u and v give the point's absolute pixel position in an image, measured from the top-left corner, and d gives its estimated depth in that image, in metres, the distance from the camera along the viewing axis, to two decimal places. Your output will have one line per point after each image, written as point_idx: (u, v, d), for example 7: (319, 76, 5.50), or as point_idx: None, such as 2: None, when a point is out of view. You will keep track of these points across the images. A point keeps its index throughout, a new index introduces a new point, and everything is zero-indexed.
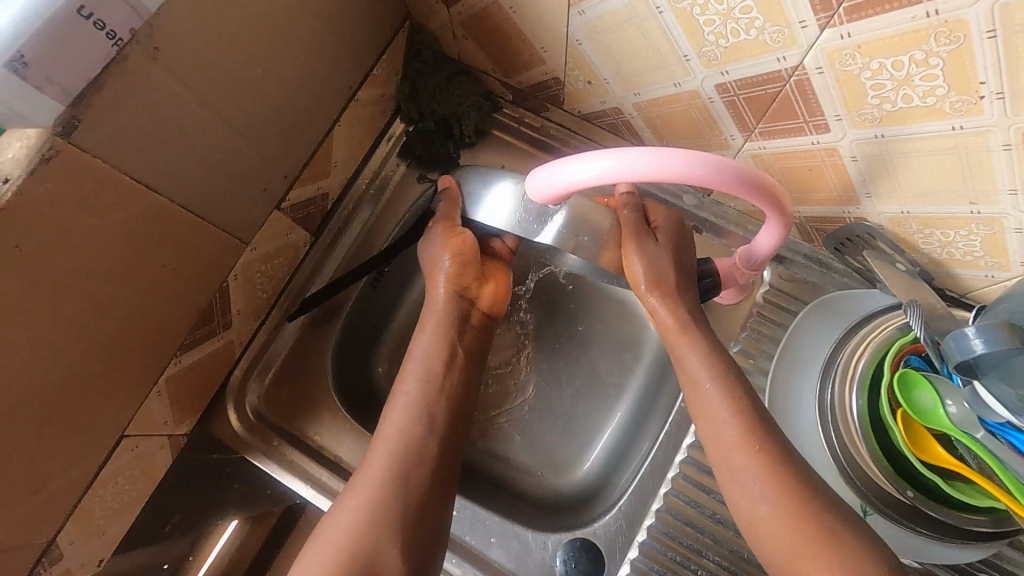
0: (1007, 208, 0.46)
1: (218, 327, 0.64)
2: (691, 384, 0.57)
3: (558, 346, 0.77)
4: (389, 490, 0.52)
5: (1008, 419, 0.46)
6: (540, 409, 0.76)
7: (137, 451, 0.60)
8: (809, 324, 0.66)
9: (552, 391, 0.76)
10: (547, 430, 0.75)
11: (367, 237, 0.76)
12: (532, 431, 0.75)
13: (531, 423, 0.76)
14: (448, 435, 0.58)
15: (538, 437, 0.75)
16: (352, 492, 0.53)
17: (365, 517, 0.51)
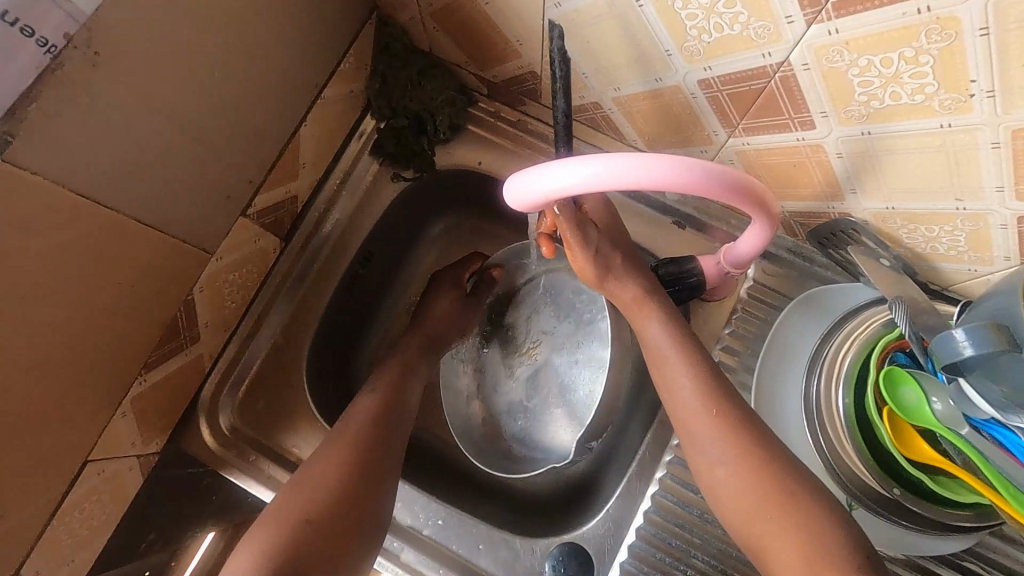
0: (992, 205, 0.45)
1: (185, 341, 0.61)
2: (659, 351, 0.57)
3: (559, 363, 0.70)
4: (308, 527, 0.50)
5: (992, 415, 0.46)
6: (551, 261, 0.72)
7: (104, 475, 0.57)
8: (793, 319, 0.65)
9: (534, 390, 0.72)
10: (572, 292, 0.71)
11: (340, 241, 0.73)
12: (585, 358, 0.68)
13: (577, 382, 0.68)
14: (373, 481, 0.55)
15: (581, 341, 0.69)
16: (272, 518, 0.51)
17: (275, 541, 0.48)
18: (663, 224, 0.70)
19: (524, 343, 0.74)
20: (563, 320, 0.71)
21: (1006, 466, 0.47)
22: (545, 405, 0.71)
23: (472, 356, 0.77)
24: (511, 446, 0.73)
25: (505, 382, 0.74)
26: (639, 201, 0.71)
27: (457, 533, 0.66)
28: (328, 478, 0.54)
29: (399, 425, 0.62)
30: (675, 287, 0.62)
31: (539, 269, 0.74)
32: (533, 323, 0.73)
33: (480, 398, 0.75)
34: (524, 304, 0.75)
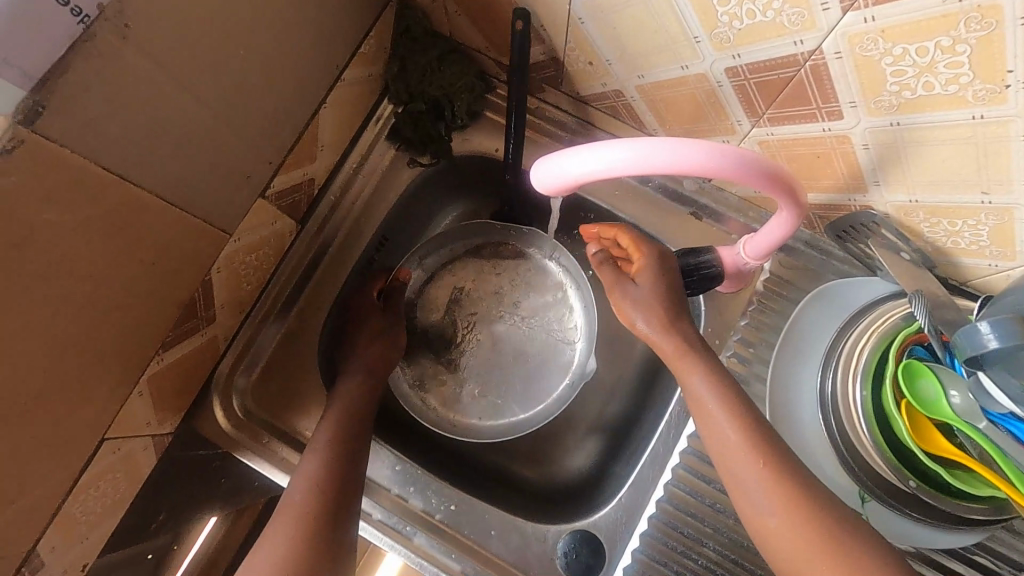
0: (1019, 199, 0.45)
1: (201, 322, 0.60)
2: (702, 401, 0.57)
3: (524, 321, 0.76)
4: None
5: (1010, 409, 0.46)
6: (465, 239, 0.78)
7: (120, 453, 0.57)
8: (811, 313, 0.66)
9: (516, 355, 0.75)
10: (496, 261, 0.78)
11: (355, 226, 0.72)
12: (556, 293, 0.77)
13: (555, 315, 0.76)
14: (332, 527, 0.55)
15: (543, 283, 0.77)
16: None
17: None
18: (680, 215, 0.70)
19: (457, 331, 0.76)
20: (499, 286, 0.77)
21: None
22: (536, 353, 0.76)
23: (424, 365, 0.76)
24: (519, 424, 0.74)
25: (455, 376, 0.75)
26: (656, 191, 0.71)
27: (468, 520, 0.66)
28: (283, 532, 0.54)
29: (351, 481, 0.59)
30: (691, 279, 0.63)
31: (449, 254, 0.78)
32: (461, 308, 0.76)
33: (441, 405, 0.74)
34: (444, 290, 0.77)
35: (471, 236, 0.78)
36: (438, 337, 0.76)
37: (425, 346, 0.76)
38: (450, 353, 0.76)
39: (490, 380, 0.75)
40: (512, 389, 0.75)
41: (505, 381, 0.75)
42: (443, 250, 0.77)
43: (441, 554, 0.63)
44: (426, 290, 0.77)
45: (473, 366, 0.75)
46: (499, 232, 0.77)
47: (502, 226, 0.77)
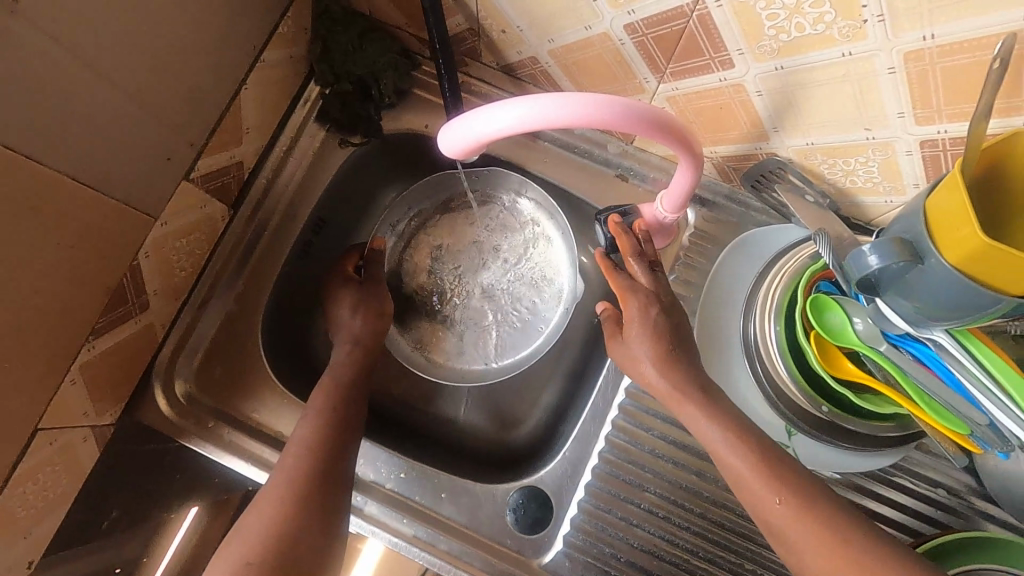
0: (897, 132, 0.49)
1: (134, 309, 0.60)
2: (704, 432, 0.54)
3: (510, 261, 0.77)
4: (269, 538, 0.52)
5: (907, 330, 0.52)
6: (431, 197, 0.80)
7: (58, 444, 0.57)
8: (732, 261, 0.69)
9: (509, 296, 0.77)
10: (467, 213, 0.79)
11: (290, 207, 0.73)
12: (538, 224, 0.77)
13: (537, 249, 0.77)
14: (329, 483, 0.57)
15: (517, 221, 0.78)
16: (232, 541, 0.53)
17: (242, 558, 0.50)
18: (608, 177, 0.73)
19: (445, 288, 0.77)
20: (474, 235, 0.78)
21: (923, 379, 0.52)
22: (529, 289, 0.77)
23: (422, 324, 0.77)
24: (523, 358, 0.76)
25: (452, 328, 0.77)
26: (583, 156, 0.73)
27: (418, 486, 0.67)
28: (283, 490, 0.55)
29: (345, 446, 0.61)
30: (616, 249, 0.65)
31: (419, 217, 0.79)
32: (445, 266, 0.78)
33: (447, 358, 0.76)
34: (425, 250, 0.78)
35: (437, 192, 0.80)
36: (430, 291, 0.77)
37: (419, 304, 0.77)
38: (444, 307, 0.77)
39: (490, 323, 0.77)
40: (513, 331, 0.76)
41: (506, 323, 0.77)
42: (421, 209, 0.79)
43: (394, 520, 0.65)
44: (413, 247, 0.79)
45: (470, 316, 0.77)
46: (462, 185, 0.79)
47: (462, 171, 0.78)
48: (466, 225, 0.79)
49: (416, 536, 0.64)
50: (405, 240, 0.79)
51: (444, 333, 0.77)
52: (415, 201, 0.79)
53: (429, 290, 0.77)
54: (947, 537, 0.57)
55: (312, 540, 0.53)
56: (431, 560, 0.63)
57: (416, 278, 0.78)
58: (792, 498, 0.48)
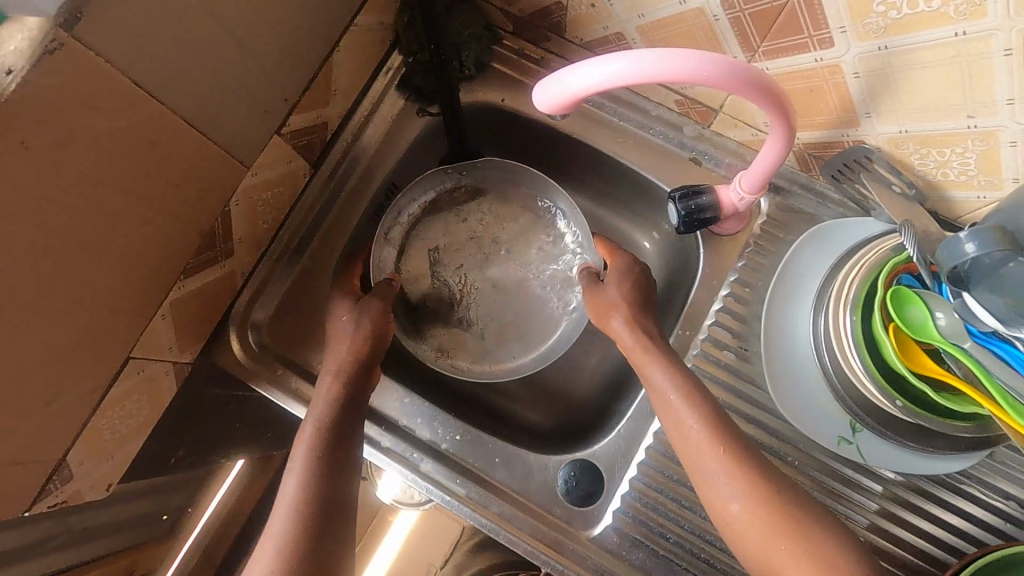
0: (1004, 120, 0.47)
1: (220, 254, 0.64)
2: (664, 394, 0.60)
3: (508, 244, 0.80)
4: (296, 534, 0.51)
5: (995, 329, 0.49)
6: (421, 193, 0.78)
7: (144, 374, 0.60)
8: (805, 252, 0.66)
9: (522, 287, 0.79)
10: (456, 209, 0.80)
11: (366, 171, 0.76)
12: (535, 211, 0.80)
13: (536, 229, 0.80)
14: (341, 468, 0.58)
15: (508, 206, 0.80)
16: (264, 542, 0.52)
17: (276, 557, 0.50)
18: (681, 160, 0.72)
19: (453, 289, 0.78)
20: (470, 232, 0.80)
21: (1010, 381, 0.49)
22: (538, 277, 0.79)
23: (436, 327, 0.77)
24: (547, 347, 0.78)
25: (468, 327, 0.78)
26: (656, 137, 0.73)
27: (472, 449, 0.69)
28: (299, 481, 0.55)
29: (353, 428, 0.61)
30: (690, 221, 0.63)
31: (410, 220, 0.78)
32: (447, 267, 0.78)
33: (474, 357, 0.78)
34: (422, 253, 0.78)
35: (424, 192, 0.78)
36: (435, 290, 0.78)
37: (427, 306, 0.78)
38: (459, 308, 0.78)
39: (502, 308, 0.79)
40: (529, 320, 0.79)
41: (519, 310, 0.79)
42: (417, 209, 0.78)
43: (446, 479, 0.66)
44: (415, 249, 0.78)
45: (484, 308, 0.78)
46: (448, 179, 0.79)
47: (450, 167, 0.77)
48: (462, 225, 0.80)
49: (467, 496, 0.65)
50: (405, 234, 0.78)
51: (455, 331, 0.78)
52: (410, 205, 0.78)
53: (432, 289, 0.78)
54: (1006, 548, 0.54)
55: (336, 528, 0.54)
56: (475, 515, 0.64)
57: (422, 283, 0.78)
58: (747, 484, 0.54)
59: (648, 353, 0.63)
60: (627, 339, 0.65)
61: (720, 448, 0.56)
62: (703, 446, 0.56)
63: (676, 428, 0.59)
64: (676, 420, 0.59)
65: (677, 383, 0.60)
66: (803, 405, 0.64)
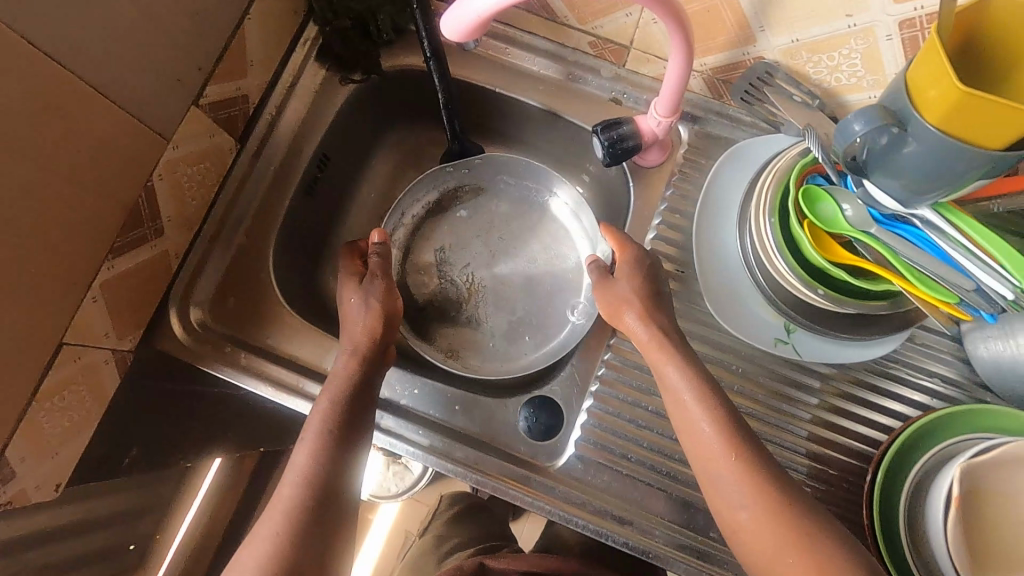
0: (878, 15, 0.52)
1: (149, 233, 0.62)
2: (676, 391, 0.59)
3: (511, 241, 0.81)
4: (298, 521, 0.52)
5: (895, 211, 0.56)
6: (426, 194, 0.83)
7: (81, 363, 0.58)
8: (724, 173, 0.70)
9: (528, 282, 0.80)
10: (461, 209, 0.83)
11: (294, 143, 0.75)
12: (540, 206, 0.82)
13: (542, 225, 0.82)
14: (347, 458, 0.58)
15: (514, 203, 0.83)
16: (263, 524, 0.52)
17: (275, 542, 0.50)
18: (602, 102, 0.75)
19: (460, 286, 0.80)
20: (476, 231, 0.82)
21: (909, 253, 0.55)
22: (543, 271, 0.80)
23: (445, 327, 0.79)
24: (553, 338, 0.76)
25: (478, 326, 0.79)
26: (579, 82, 0.75)
27: (453, 409, 0.69)
28: (301, 470, 0.56)
29: (360, 420, 0.62)
30: (615, 151, 0.66)
31: (414, 222, 0.82)
32: (452, 266, 0.81)
33: (485, 353, 0.78)
34: (427, 253, 0.82)
35: (427, 193, 0.83)
36: (444, 291, 0.80)
37: (437, 308, 0.79)
38: (467, 304, 0.80)
39: (512, 305, 0.79)
40: (542, 316, 0.78)
41: (528, 306, 0.79)
42: (423, 211, 0.83)
43: (410, 432, 0.67)
44: (423, 250, 0.82)
45: (494, 305, 0.79)
46: (451, 179, 0.83)
47: (450, 165, 0.82)
48: (468, 224, 0.83)
49: (432, 446, 0.66)
50: (410, 236, 0.82)
51: (466, 330, 0.79)
52: (415, 205, 0.82)
53: (443, 287, 0.80)
54: (933, 413, 0.61)
55: (336, 515, 0.54)
56: (464, 473, 0.65)
57: (430, 281, 0.80)
58: (741, 461, 0.54)
59: (657, 338, 0.61)
60: (640, 332, 0.62)
61: (704, 402, 0.57)
62: (715, 452, 0.55)
63: (675, 406, 0.59)
64: (676, 400, 0.58)
65: (684, 368, 0.59)
66: (739, 313, 0.68)
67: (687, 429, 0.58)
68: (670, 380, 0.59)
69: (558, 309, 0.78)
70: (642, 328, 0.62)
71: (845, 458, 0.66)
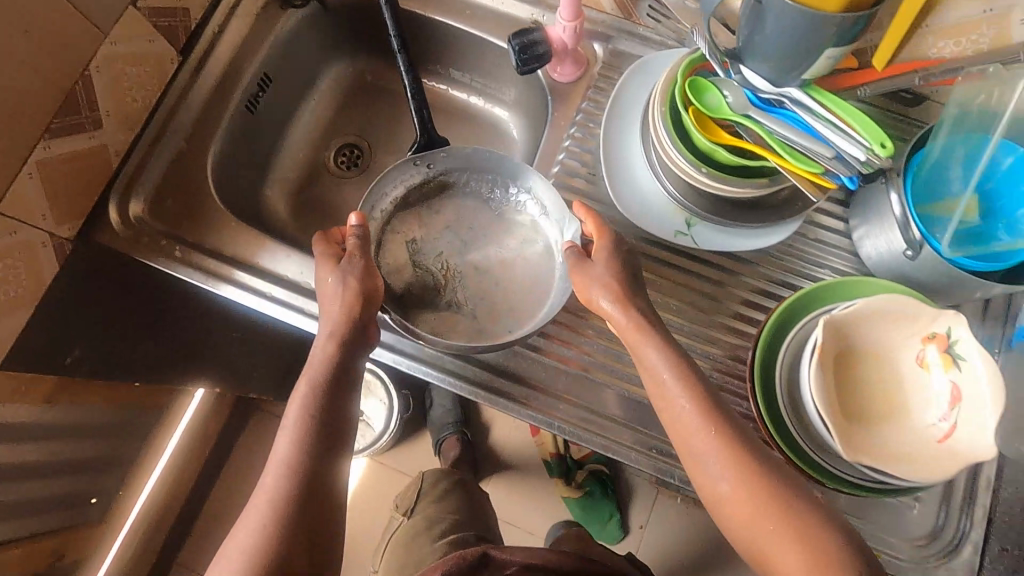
0: None
1: (87, 122, 0.67)
2: (657, 374, 0.59)
3: (485, 227, 0.77)
4: (279, 515, 0.56)
5: (768, 93, 0.61)
6: (391, 188, 0.77)
7: (18, 238, 0.63)
8: (634, 80, 0.74)
9: (505, 265, 0.75)
10: (427, 203, 0.78)
11: (235, 61, 0.79)
12: (510, 191, 0.77)
13: (513, 208, 0.77)
14: (328, 449, 0.60)
15: (483, 189, 0.78)
16: (251, 509, 0.57)
17: (258, 534, 0.55)
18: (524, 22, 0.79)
19: (437, 274, 0.75)
20: (445, 222, 0.78)
21: (781, 130, 0.59)
22: (518, 254, 0.76)
23: (426, 317, 0.72)
24: (541, 318, 0.71)
25: (459, 310, 0.73)
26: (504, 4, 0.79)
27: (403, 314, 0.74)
28: (283, 460, 0.59)
29: (341, 404, 0.62)
30: (525, 56, 0.71)
31: (384, 215, 0.76)
32: (426, 256, 0.76)
33: (470, 340, 0.72)
34: (398, 245, 0.76)
35: (394, 187, 0.77)
36: (421, 278, 0.74)
37: (418, 296, 0.73)
38: (447, 290, 0.74)
39: (492, 287, 0.74)
40: (522, 299, 0.73)
41: (508, 286, 0.74)
42: (389, 207, 0.77)
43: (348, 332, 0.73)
44: (392, 241, 0.76)
45: (473, 289, 0.74)
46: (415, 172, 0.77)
47: (417, 158, 0.76)
48: (435, 218, 0.78)
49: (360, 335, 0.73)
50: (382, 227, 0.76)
51: (448, 316, 0.73)
52: (381, 203, 0.76)
53: (420, 273, 0.74)
54: (805, 290, 0.64)
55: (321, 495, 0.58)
56: (475, 391, 0.71)
57: (407, 272, 0.74)
58: (706, 426, 0.56)
59: (639, 325, 0.61)
60: (621, 316, 0.62)
61: (677, 372, 0.58)
62: (692, 425, 0.57)
63: (653, 380, 0.60)
64: (653, 373, 0.60)
65: (666, 352, 0.60)
66: (641, 209, 0.72)
67: (666, 408, 0.59)
68: (649, 361, 0.60)
69: (547, 289, 0.73)
70: (624, 314, 0.61)
71: (739, 341, 0.71)
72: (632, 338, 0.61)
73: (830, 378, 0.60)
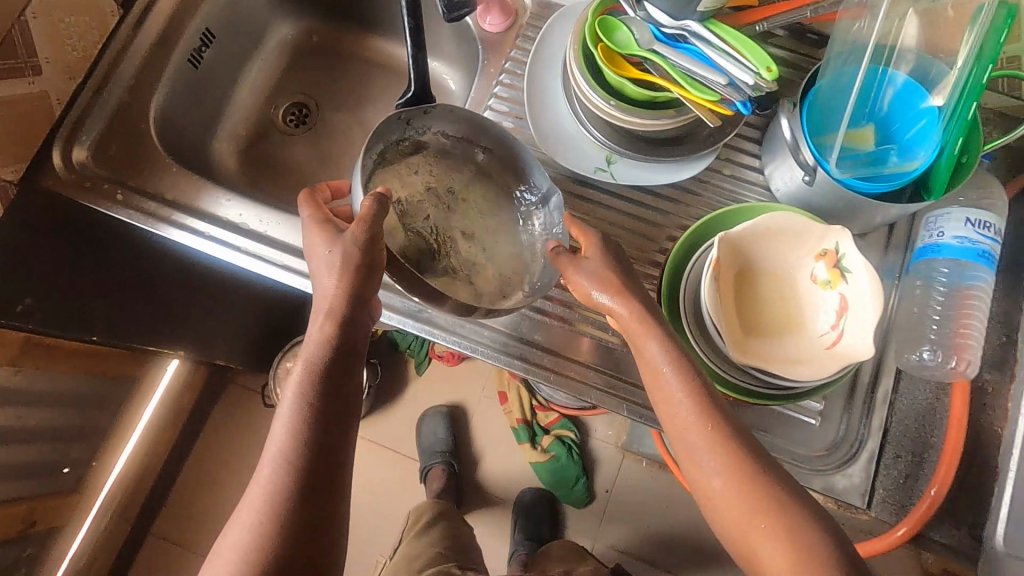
0: None
1: (27, 69, 0.72)
2: (657, 366, 0.56)
3: (469, 191, 0.74)
4: (273, 519, 0.50)
5: (671, 26, 0.64)
6: (379, 143, 0.69)
7: None
8: (557, 27, 0.77)
9: (495, 228, 0.73)
10: (406, 163, 0.73)
11: (176, 15, 0.82)
12: (493, 153, 0.72)
13: (495, 171, 0.73)
14: (329, 441, 0.54)
15: (459, 150, 0.74)
16: (242, 510, 0.52)
17: (254, 535, 0.50)
18: None
19: (430, 238, 0.72)
20: (426, 183, 0.74)
21: (681, 61, 0.63)
22: (500, 219, 0.73)
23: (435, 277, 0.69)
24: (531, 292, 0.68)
25: (456, 274, 0.70)
26: None
27: None
28: (277, 457, 0.52)
29: (342, 392, 0.55)
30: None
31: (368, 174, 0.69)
32: (416, 219, 0.72)
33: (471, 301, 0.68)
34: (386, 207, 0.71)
35: (376, 146, 0.69)
36: (418, 240, 0.71)
37: (421, 256, 0.70)
38: (445, 252, 0.71)
39: (484, 251, 0.72)
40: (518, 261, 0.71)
41: (497, 252, 0.72)
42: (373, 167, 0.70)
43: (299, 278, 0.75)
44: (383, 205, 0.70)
45: (465, 255, 0.72)
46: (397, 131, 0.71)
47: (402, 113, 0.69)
48: (414, 180, 0.73)
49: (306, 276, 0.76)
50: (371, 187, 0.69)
51: (449, 280, 0.69)
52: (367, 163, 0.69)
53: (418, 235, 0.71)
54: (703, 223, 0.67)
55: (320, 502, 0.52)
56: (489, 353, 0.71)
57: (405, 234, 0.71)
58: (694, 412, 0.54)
59: (641, 317, 0.57)
60: (622, 310, 0.57)
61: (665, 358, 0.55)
62: (689, 421, 0.54)
63: (651, 368, 0.56)
64: (653, 365, 0.56)
65: (668, 347, 0.56)
66: (562, 147, 0.75)
67: (667, 400, 0.56)
68: (647, 354, 0.56)
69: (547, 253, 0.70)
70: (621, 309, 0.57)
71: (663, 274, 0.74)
72: (637, 332, 0.57)
73: (732, 295, 0.64)
